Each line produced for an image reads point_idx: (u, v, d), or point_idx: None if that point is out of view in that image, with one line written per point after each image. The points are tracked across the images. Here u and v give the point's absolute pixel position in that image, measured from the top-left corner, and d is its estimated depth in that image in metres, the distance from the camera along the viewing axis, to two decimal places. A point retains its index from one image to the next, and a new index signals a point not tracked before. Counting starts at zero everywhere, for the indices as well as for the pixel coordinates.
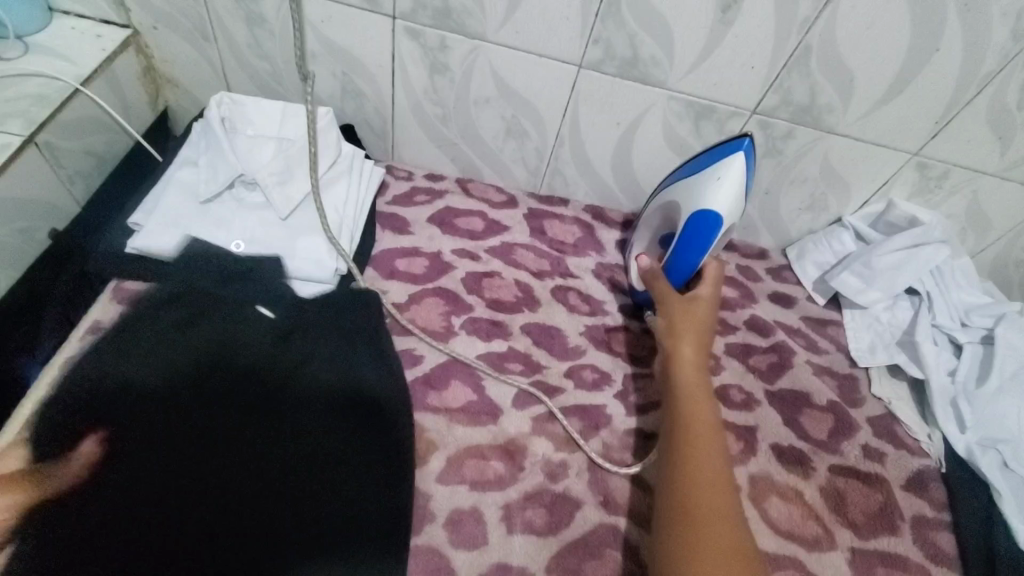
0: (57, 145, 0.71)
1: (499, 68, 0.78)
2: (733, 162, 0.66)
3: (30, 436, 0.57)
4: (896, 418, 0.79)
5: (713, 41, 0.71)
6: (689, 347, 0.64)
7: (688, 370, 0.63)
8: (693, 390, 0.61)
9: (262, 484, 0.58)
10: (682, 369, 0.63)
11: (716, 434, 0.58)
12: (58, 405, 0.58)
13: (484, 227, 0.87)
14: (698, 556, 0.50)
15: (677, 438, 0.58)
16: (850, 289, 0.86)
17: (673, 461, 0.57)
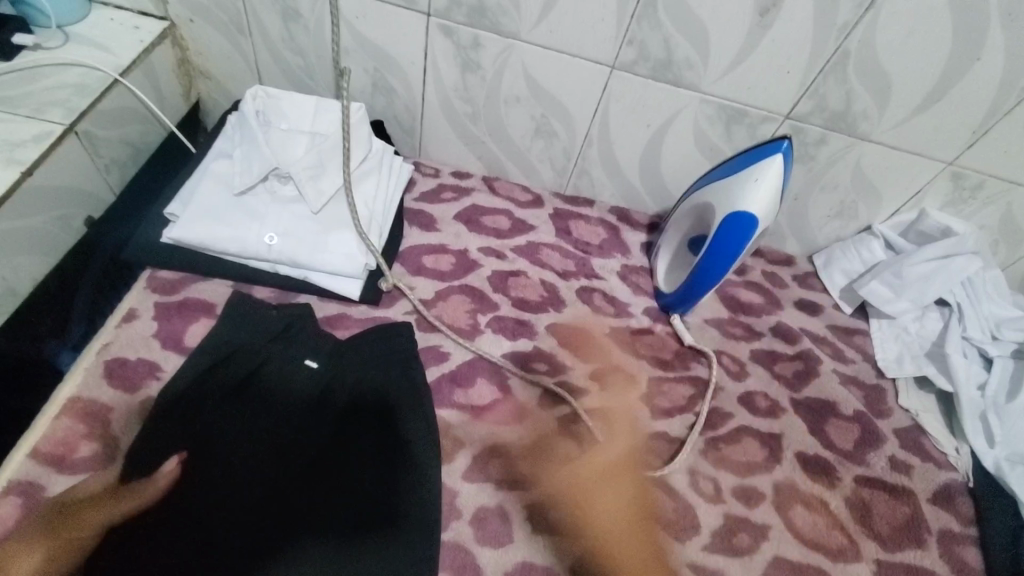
0: (96, 135, 0.72)
1: (531, 67, 0.78)
2: (771, 164, 0.65)
3: (68, 418, 0.58)
4: (923, 430, 0.78)
5: (749, 44, 0.70)
6: None
7: None
8: None
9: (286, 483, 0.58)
10: None
11: None
12: (98, 392, 0.60)
13: (510, 226, 0.87)
14: None
15: None
16: (879, 298, 0.85)
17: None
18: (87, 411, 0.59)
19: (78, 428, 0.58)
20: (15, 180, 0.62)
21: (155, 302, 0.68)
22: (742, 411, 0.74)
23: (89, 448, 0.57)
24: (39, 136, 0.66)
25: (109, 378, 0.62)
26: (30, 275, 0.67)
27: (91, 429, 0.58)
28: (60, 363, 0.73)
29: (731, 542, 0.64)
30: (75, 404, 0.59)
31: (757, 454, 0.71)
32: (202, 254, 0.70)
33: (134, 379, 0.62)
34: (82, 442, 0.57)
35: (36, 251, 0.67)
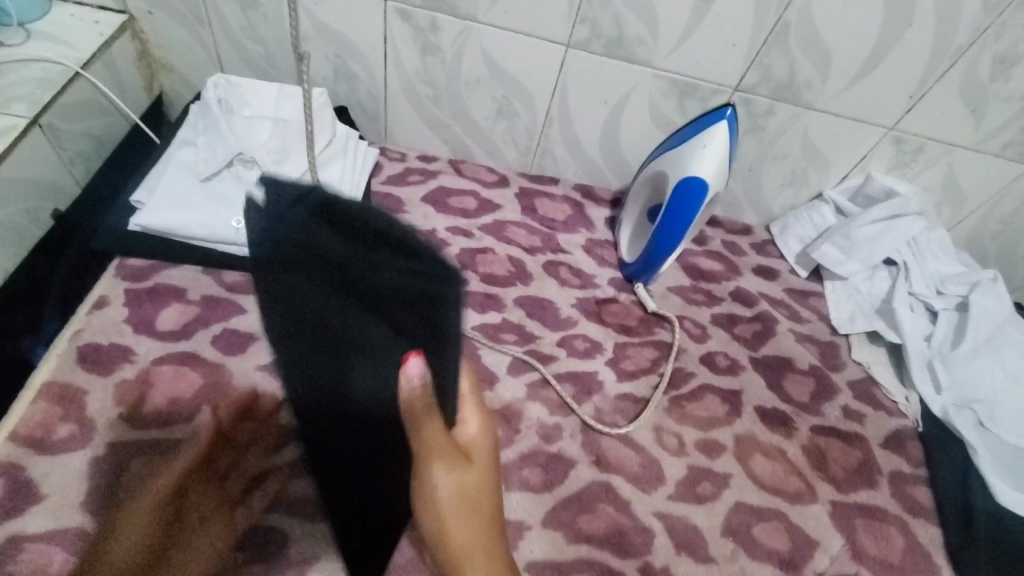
0: (59, 128, 0.72)
1: (489, 49, 0.80)
2: (717, 132, 0.69)
3: (42, 404, 0.59)
4: (875, 382, 0.83)
5: (695, 19, 0.74)
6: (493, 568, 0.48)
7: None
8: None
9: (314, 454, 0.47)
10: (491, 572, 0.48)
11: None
12: (72, 379, 0.61)
13: (476, 206, 0.89)
14: None
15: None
16: (830, 260, 0.89)
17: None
18: (63, 394, 0.60)
19: (55, 411, 0.59)
20: None
21: (126, 289, 0.69)
22: (703, 371, 0.78)
23: (67, 430, 0.58)
24: (3, 129, 0.66)
25: (83, 363, 0.63)
26: None
27: (68, 412, 0.59)
28: (33, 356, 0.74)
29: (695, 490, 0.67)
30: (51, 388, 0.60)
31: (717, 409, 0.74)
32: (174, 240, 0.71)
33: (107, 363, 0.63)
34: (60, 424, 0.58)
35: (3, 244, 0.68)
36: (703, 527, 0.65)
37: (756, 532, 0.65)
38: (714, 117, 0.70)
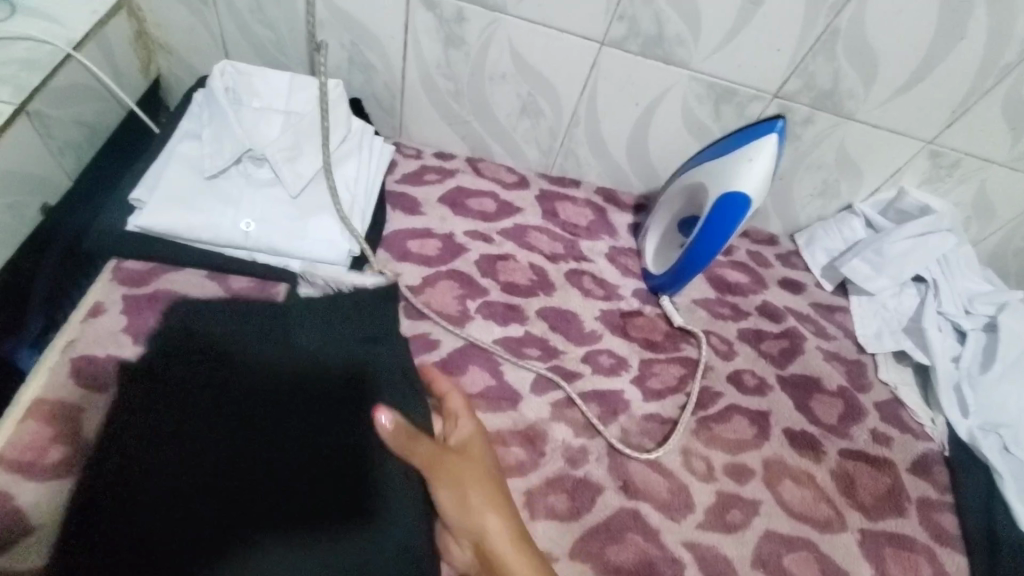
0: (48, 115, 0.66)
1: (518, 43, 0.75)
2: (766, 144, 0.64)
3: (28, 425, 0.53)
4: (902, 403, 0.81)
5: (741, 21, 0.69)
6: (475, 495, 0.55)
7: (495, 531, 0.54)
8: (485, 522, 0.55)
9: (215, 439, 0.48)
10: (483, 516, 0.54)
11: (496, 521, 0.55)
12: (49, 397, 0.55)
13: (496, 208, 0.85)
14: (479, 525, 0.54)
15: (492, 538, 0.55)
16: (860, 275, 0.86)
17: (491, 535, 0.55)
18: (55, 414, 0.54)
19: (47, 431, 0.53)
20: None
21: (123, 294, 0.63)
22: (731, 390, 0.75)
23: (58, 452, 0.52)
24: None
25: (76, 376, 0.57)
26: None
27: (62, 433, 0.53)
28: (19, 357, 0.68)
29: (724, 519, 0.65)
30: (42, 406, 0.54)
31: (746, 431, 0.72)
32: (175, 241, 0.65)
33: (104, 378, 0.57)
34: (50, 446, 0.52)
35: None
36: (733, 558, 0.63)
37: (786, 562, 0.64)
38: (763, 128, 0.65)
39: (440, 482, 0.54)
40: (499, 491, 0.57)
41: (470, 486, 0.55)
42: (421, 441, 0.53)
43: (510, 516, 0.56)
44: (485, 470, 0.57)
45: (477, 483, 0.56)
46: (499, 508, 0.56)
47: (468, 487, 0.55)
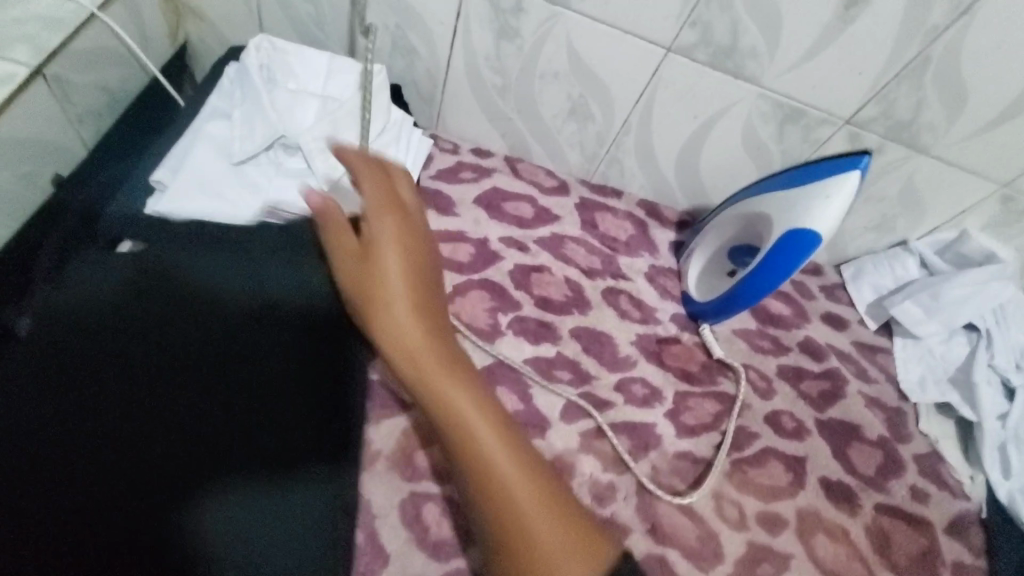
0: (67, 79, 0.60)
1: (577, 40, 0.69)
2: (845, 182, 0.59)
3: None
4: (941, 457, 0.77)
5: (825, 39, 0.64)
6: (396, 295, 0.50)
7: (405, 335, 0.49)
8: (410, 327, 0.49)
9: (200, 389, 0.51)
10: (395, 321, 0.49)
11: (431, 330, 0.50)
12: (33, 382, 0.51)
13: (533, 215, 0.80)
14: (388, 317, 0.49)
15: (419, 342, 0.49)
16: (910, 318, 0.82)
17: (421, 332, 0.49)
18: None
19: None
20: None
21: None
22: (768, 432, 0.71)
23: None
24: None
25: None
26: None
27: None
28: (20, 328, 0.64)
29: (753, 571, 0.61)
30: None
31: (781, 478, 0.68)
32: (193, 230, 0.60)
33: None
34: None
35: None
36: None
37: None
38: (846, 163, 0.59)
39: (354, 266, 0.52)
40: (428, 298, 0.52)
41: (386, 283, 0.50)
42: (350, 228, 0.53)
43: (438, 321, 0.51)
44: (420, 264, 0.53)
45: (402, 274, 0.51)
46: (426, 317, 0.50)
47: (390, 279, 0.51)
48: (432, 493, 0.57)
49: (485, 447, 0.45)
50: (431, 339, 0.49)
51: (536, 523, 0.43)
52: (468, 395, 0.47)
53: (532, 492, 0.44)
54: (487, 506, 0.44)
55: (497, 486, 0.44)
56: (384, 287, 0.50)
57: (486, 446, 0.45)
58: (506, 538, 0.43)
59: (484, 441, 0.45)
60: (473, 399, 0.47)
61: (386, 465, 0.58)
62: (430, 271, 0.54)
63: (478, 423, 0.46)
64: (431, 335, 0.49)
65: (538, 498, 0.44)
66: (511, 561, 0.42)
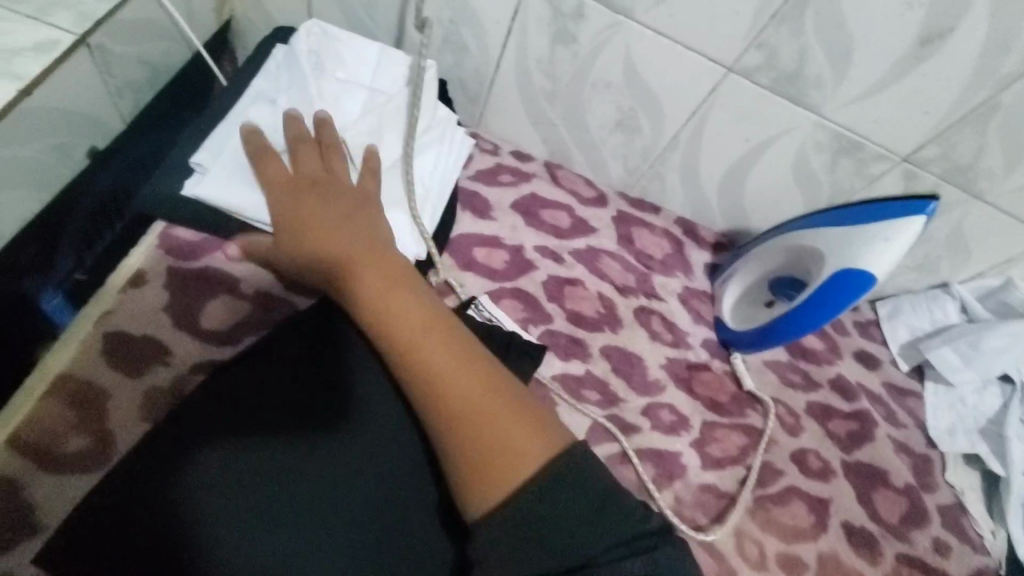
0: (111, 51, 0.58)
1: (635, 52, 0.67)
2: (910, 225, 0.59)
3: (44, 403, 0.49)
4: (964, 509, 0.75)
5: (894, 74, 0.61)
6: (326, 222, 0.52)
7: (337, 252, 0.50)
8: (346, 251, 0.50)
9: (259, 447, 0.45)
10: (328, 243, 0.51)
11: (376, 253, 0.51)
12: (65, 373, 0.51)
13: (570, 225, 0.78)
14: (324, 243, 0.51)
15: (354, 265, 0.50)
16: (945, 364, 0.80)
17: (354, 253, 0.50)
18: (80, 395, 0.50)
19: (69, 415, 0.49)
20: (13, 98, 0.50)
21: (169, 267, 0.57)
22: (793, 470, 0.69)
23: (78, 442, 0.48)
24: (42, 45, 0.53)
25: (110, 356, 0.52)
26: (17, 216, 0.55)
27: (82, 417, 0.49)
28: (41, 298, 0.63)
29: None
30: (65, 384, 0.50)
31: (804, 519, 0.67)
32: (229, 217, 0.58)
33: (136, 359, 0.53)
34: (70, 434, 0.49)
35: (27, 186, 0.55)
36: None
37: None
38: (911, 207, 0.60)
39: (296, 198, 0.54)
40: (375, 240, 0.52)
41: (320, 212, 0.53)
42: (284, 171, 0.56)
43: (372, 241, 0.52)
44: (345, 195, 0.55)
45: (333, 208, 0.53)
46: (360, 239, 0.51)
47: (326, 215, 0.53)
48: None
49: (426, 356, 0.46)
50: (366, 258, 0.50)
51: (481, 419, 0.43)
52: (407, 307, 0.48)
53: (475, 387, 0.44)
54: (432, 409, 0.45)
55: (440, 389, 0.44)
56: (318, 215, 0.52)
57: (426, 354, 0.46)
58: (455, 434, 0.44)
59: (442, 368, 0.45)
60: (412, 309, 0.48)
61: None
62: (372, 217, 0.54)
63: (434, 355, 0.46)
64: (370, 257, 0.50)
65: (482, 391, 0.44)
66: (462, 457, 0.43)
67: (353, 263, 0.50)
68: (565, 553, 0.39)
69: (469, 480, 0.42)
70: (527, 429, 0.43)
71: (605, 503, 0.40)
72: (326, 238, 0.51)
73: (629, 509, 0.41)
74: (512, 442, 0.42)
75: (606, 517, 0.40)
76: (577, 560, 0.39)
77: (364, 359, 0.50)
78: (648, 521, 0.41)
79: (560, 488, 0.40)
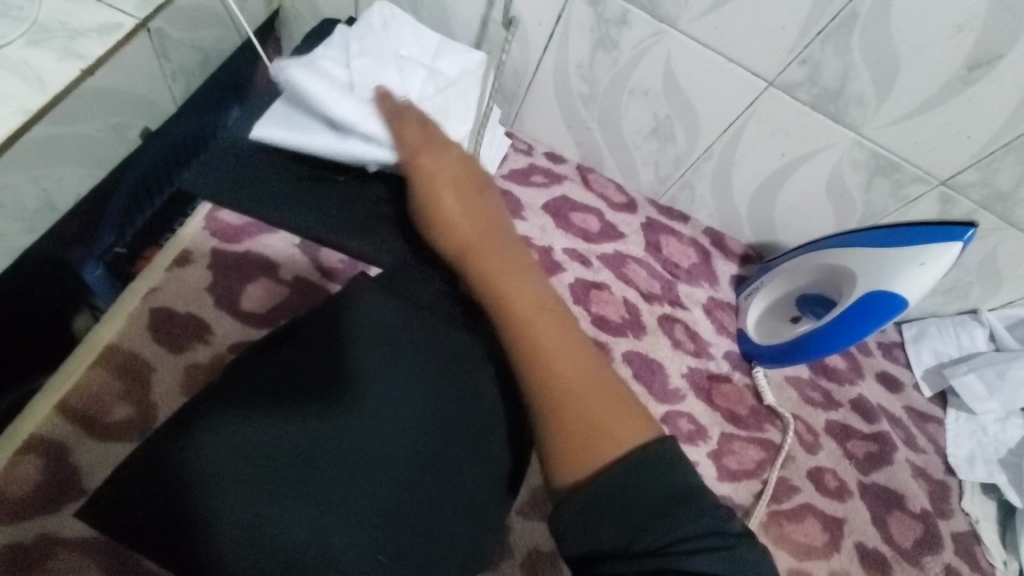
0: (169, 35, 0.60)
1: (676, 62, 0.67)
2: (946, 251, 0.58)
3: (92, 373, 0.52)
4: (978, 539, 0.74)
5: (940, 97, 0.61)
6: (452, 196, 0.53)
7: (464, 225, 0.52)
8: (471, 225, 0.52)
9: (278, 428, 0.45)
10: (455, 214, 0.53)
11: (496, 233, 0.52)
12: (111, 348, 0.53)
13: (599, 229, 0.79)
14: (451, 216, 0.53)
15: (478, 240, 0.52)
16: (970, 394, 0.79)
17: (478, 229, 0.52)
18: (126, 367, 0.52)
19: (115, 385, 0.52)
20: (76, 78, 0.52)
21: (213, 248, 0.60)
22: (809, 488, 0.69)
23: (123, 412, 0.51)
24: (105, 26, 0.55)
25: (155, 332, 0.54)
26: (73, 190, 0.57)
27: (127, 388, 0.52)
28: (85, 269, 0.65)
29: None
30: (113, 355, 0.52)
31: (817, 537, 0.67)
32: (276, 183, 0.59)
33: (179, 336, 0.55)
34: (116, 404, 0.51)
35: (84, 162, 0.57)
36: None
37: None
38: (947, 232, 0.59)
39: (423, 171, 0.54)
40: (489, 220, 0.53)
41: (445, 185, 0.53)
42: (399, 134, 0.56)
43: (485, 220, 0.53)
44: (468, 168, 0.55)
45: (455, 179, 0.54)
46: (484, 219, 0.53)
47: (443, 178, 0.54)
48: None
49: (537, 329, 0.47)
50: (493, 238, 0.52)
51: (578, 394, 0.44)
52: (520, 284, 0.49)
53: (576, 365, 0.46)
54: (536, 371, 0.46)
55: (547, 356, 0.46)
56: (444, 188, 0.53)
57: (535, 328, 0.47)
58: (556, 417, 0.44)
59: (551, 349, 0.46)
60: (523, 285, 0.50)
61: None
62: (487, 196, 0.54)
63: (544, 335, 0.47)
64: (492, 237, 0.52)
65: (580, 372, 0.46)
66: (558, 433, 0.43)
67: (479, 238, 0.52)
68: (642, 534, 0.38)
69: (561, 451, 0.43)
70: (625, 408, 0.44)
71: (687, 494, 0.40)
72: (454, 212, 0.53)
73: (707, 506, 0.40)
74: (610, 422, 0.43)
75: (686, 509, 0.39)
76: (651, 545, 0.37)
77: (400, 349, 0.49)
78: (728, 524, 0.39)
79: (644, 469, 0.40)
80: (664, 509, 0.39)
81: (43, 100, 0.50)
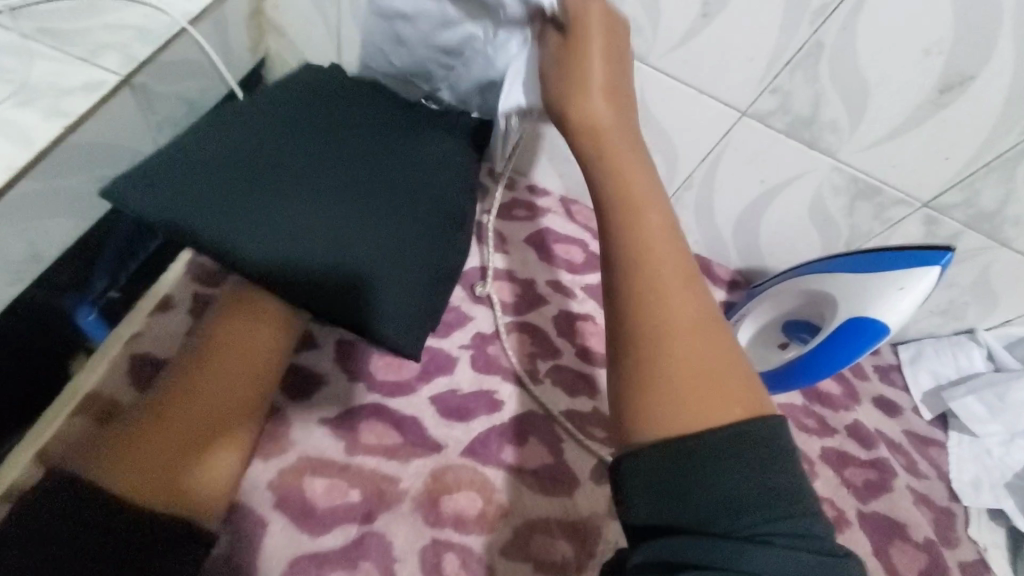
0: (154, 89, 0.63)
1: (651, 94, 0.68)
2: (923, 275, 0.59)
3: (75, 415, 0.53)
4: (988, 567, 0.72)
5: (914, 120, 0.61)
6: (596, 98, 0.45)
7: (616, 138, 0.44)
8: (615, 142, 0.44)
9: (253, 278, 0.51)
10: (609, 119, 0.45)
11: (640, 163, 0.44)
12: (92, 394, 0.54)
13: (583, 260, 0.79)
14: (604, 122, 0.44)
15: (621, 157, 0.43)
16: (971, 416, 0.77)
17: (622, 144, 0.44)
18: (103, 413, 0.53)
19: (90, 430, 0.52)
20: (58, 136, 0.54)
21: (194, 292, 0.61)
22: None
23: None
24: (90, 84, 0.57)
25: (133, 378, 0.55)
26: (60, 241, 0.59)
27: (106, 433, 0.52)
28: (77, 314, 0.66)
29: None
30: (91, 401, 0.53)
31: None
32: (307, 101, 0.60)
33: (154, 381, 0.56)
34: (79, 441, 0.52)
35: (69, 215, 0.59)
36: None
37: None
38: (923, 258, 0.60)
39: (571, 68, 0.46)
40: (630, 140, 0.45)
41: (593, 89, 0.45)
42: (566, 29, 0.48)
43: (625, 128, 0.45)
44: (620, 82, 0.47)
45: (605, 84, 0.46)
46: (639, 148, 0.45)
47: (590, 72, 0.46)
48: (455, 541, 0.56)
49: (658, 263, 0.39)
50: (639, 160, 0.44)
51: (684, 347, 0.37)
52: (651, 217, 0.41)
53: (697, 313, 0.38)
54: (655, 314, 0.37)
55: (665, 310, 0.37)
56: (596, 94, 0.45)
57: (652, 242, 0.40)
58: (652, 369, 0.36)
59: (669, 300, 0.38)
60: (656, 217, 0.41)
61: (411, 506, 0.56)
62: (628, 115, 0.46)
63: (668, 280, 0.38)
64: (640, 162, 0.44)
65: (695, 322, 0.38)
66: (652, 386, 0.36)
67: (627, 155, 0.44)
68: (725, 515, 0.33)
69: (641, 406, 0.36)
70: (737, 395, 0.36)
71: (781, 494, 0.33)
72: (603, 117, 0.45)
73: (799, 508, 0.34)
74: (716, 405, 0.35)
75: (772, 509, 0.33)
76: (732, 528, 0.32)
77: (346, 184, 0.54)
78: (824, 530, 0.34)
79: (732, 451, 0.34)
80: (746, 499, 0.33)
81: (28, 157, 0.52)
